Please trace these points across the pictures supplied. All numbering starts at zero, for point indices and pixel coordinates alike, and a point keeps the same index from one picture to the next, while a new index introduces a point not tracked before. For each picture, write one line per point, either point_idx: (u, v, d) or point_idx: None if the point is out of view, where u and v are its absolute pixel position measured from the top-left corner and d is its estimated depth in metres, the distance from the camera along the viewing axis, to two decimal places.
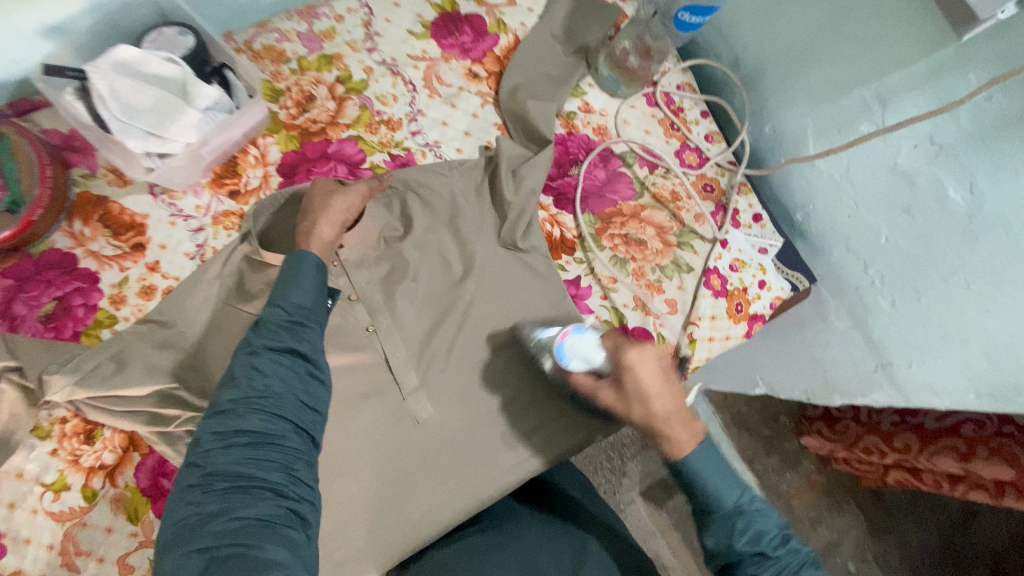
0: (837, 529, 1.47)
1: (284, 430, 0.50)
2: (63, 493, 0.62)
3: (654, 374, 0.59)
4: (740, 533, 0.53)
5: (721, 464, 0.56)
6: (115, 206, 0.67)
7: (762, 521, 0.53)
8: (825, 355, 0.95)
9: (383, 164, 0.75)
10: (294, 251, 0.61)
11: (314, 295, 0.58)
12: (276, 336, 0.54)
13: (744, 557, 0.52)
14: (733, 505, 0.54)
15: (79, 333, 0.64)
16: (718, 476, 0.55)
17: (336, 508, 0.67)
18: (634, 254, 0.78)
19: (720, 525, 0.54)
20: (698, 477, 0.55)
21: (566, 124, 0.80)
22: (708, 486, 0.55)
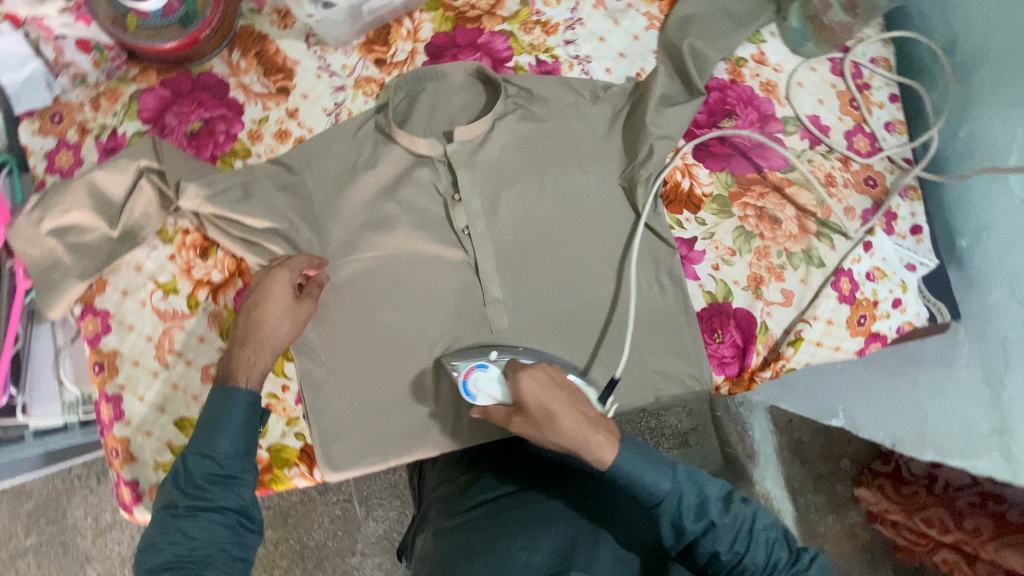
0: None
1: (211, 551, 0.53)
2: (171, 295, 0.68)
3: (553, 394, 0.54)
4: (687, 510, 0.53)
5: (648, 451, 0.54)
6: (272, 47, 0.70)
7: (704, 488, 0.55)
8: (932, 403, 0.82)
9: (527, 67, 0.71)
10: (219, 386, 0.58)
11: (243, 441, 0.57)
12: (198, 495, 0.54)
13: (699, 536, 0.53)
14: (671, 486, 0.53)
15: (215, 157, 0.68)
16: (652, 462, 0.54)
17: (393, 388, 0.68)
18: (763, 231, 0.72)
19: (665, 510, 0.53)
20: (635, 476, 0.53)
21: (731, 70, 0.73)
22: (643, 482, 0.53)
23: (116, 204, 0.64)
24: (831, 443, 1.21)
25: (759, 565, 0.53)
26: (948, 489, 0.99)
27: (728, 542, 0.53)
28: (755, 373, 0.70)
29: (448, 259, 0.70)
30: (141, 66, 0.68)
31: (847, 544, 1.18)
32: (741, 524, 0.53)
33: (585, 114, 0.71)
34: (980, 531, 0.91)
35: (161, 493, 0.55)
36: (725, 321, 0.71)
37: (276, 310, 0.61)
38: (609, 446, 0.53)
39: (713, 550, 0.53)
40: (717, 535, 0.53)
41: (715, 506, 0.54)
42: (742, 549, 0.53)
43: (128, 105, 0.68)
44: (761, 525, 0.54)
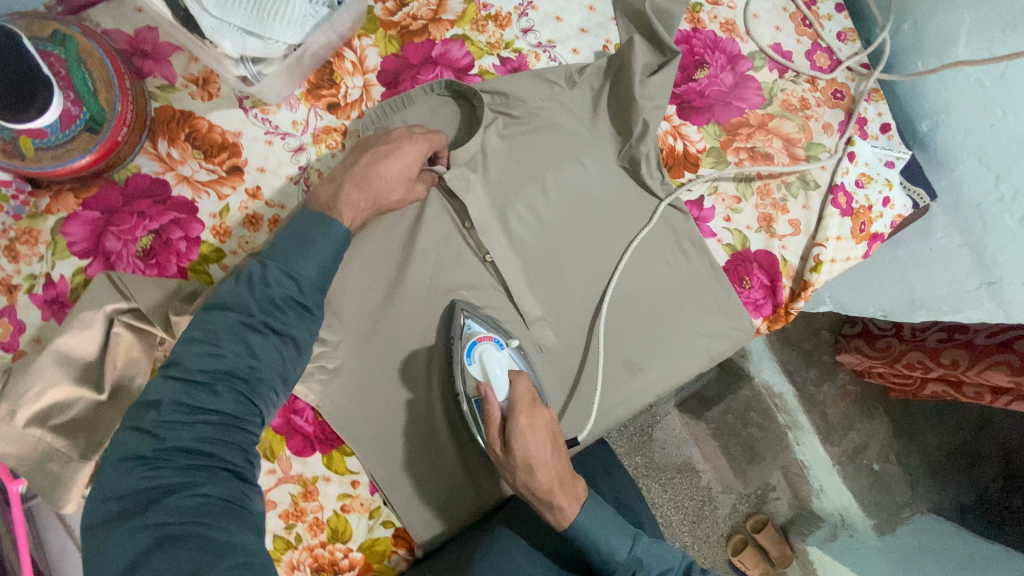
0: (866, 432, 1.26)
1: (251, 413, 0.45)
2: None
3: (542, 448, 0.54)
4: (642, 574, 0.56)
5: (611, 522, 0.56)
6: (203, 124, 0.59)
7: (664, 555, 0.58)
8: (918, 272, 0.88)
9: (492, 69, 0.65)
10: (313, 211, 0.50)
11: (325, 274, 0.50)
12: (270, 304, 0.46)
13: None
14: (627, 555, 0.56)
15: (184, 270, 0.58)
16: (617, 531, 0.56)
17: (465, 445, 0.64)
18: (759, 170, 0.73)
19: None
20: (594, 541, 0.55)
21: (690, 19, 0.71)
22: (601, 551, 0.55)
23: (95, 363, 0.54)
24: (811, 320, 1.25)
25: None
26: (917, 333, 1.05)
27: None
28: (789, 306, 0.73)
29: (473, 293, 0.66)
30: (53, 192, 0.57)
31: (844, 404, 1.26)
32: None
33: (566, 102, 0.67)
34: (958, 362, 0.97)
35: (227, 289, 0.46)
36: (749, 266, 0.73)
37: (396, 175, 0.56)
38: (572, 507, 0.55)
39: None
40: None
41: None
42: None
43: (53, 242, 0.57)
44: None
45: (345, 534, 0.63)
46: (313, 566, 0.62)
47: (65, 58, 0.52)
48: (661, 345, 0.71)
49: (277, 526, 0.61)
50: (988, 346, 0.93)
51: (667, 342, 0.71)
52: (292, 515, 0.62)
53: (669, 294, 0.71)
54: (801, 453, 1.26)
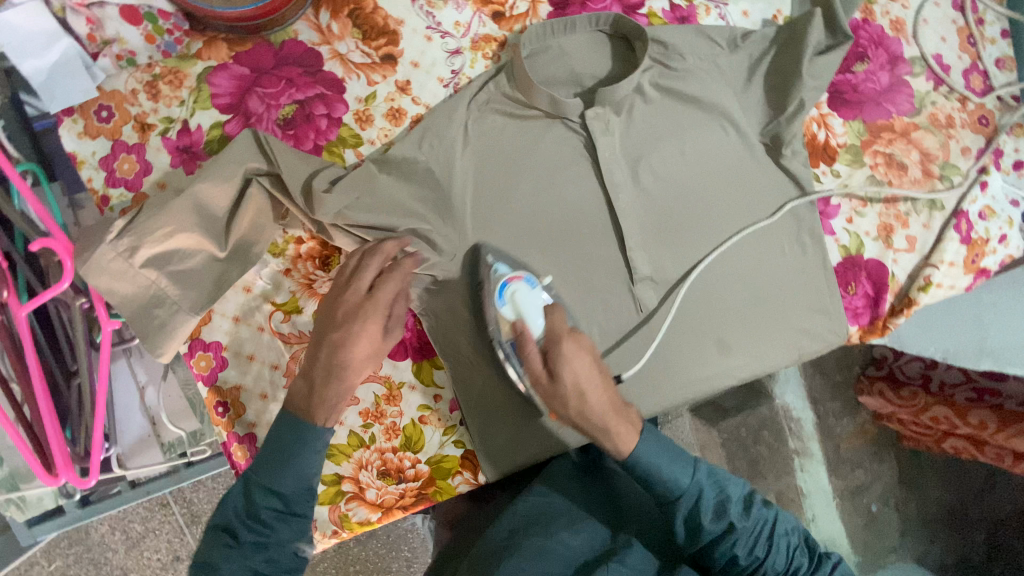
0: (872, 472, 1.23)
1: None
2: (293, 316, 0.59)
3: (590, 371, 0.53)
4: (704, 509, 0.52)
5: (670, 447, 0.54)
6: (369, 5, 0.57)
7: (729, 490, 0.54)
8: (997, 322, 0.85)
9: (660, 14, 0.63)
10: (294, 415, 0.50)
11: (312, 477, 0.49)
12: (260, 527, 0.47)
13: (717, 539, 0.52)
14: (689, 482, 0.52)
15: (320, 148, 0.57)
16: (670, 456, 0.53)
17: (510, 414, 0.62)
18: (891, 178, 0.71)
19: (685, 510, 0.52)
20: (652, 471, 0.52)
21: (862, 9, 0.68)
22: (661, 476, 0.52)
23: (221, 220, 0.53)
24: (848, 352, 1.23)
25: (777, 570, 0.52)
26: (943, 387, 1.05)
27: (747, 546, 0.52)
28: (886, 321, 0.72)
29: (586, 235, 0.64)
30: (207, 38, 0.55)
31: (861, 442, 1.24)
32: (761, 529, 0.53)
33: (723, 65, 0.65)
34: (987, 424, 0.96)
35: (224, 507, 0.48)
36: (858, 272, 0.72)
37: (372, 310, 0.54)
38: (628, 433, 0.53)
39: (733, 551, 0.52)
40: (744, 541, 0.52)
41: (742, 514, 0.53)
42: (754, 556, 0.52)
43: (197, 89, 0.55)
44: (780, 532, 0.54)
45: (418, 444, 0.62)
46: (380, 469, 0.62)
47: None
48: (755, 332, 0.70)
49: (354, 423, 0.61)
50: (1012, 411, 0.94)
51: (761, 331, 0.70)
52: (369, 416, 0.61)
53: (776, 286, 0.70)
54: (802, 480, 1.18)
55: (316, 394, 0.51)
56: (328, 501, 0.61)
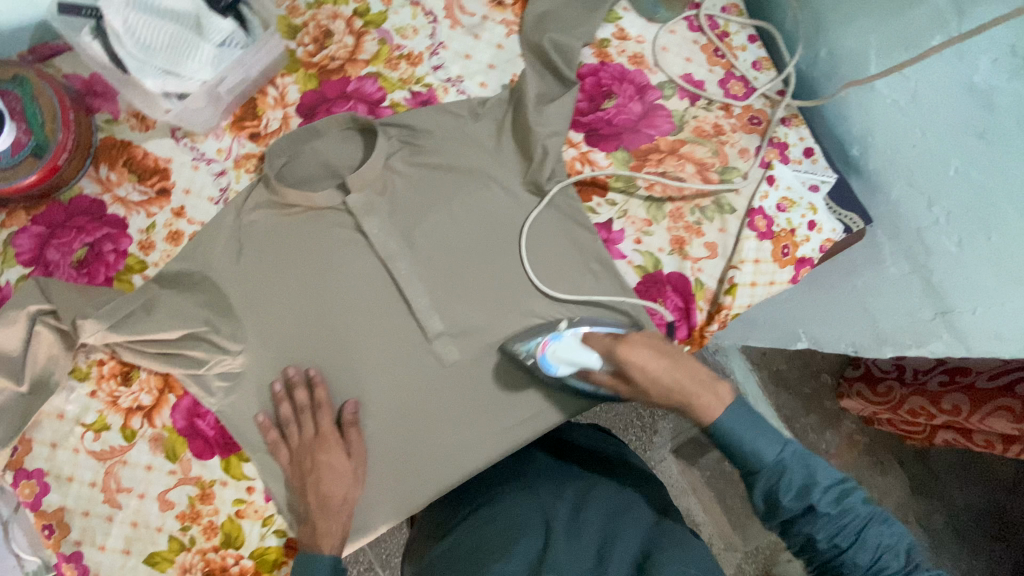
0: (877, 485, 1.30)
1: None
2: (103, 433, 0.65)
3: (652, 360, 0.65)
4: (785, 488, 0.58)
5: (760, 423, 0.61)
6: (138, 152, 0.67)
7: (805, 474, 0.58)
8: (879, 304, 0.87)
9: (404, 101, 0.71)
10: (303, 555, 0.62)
11: None
12: None
13: (795, 516, 0.58)
14: (773, 459, 0.59)
15: (111, 279, 0.65)
16: (757, 434, 0.60)
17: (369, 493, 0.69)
18: (670, 195, 0.74)
19: (765, 482, 0.59)
20: (739, 442, 0.61)
21: (598, 53, 0.74)
22: (745, 449, 0.60)
23: (15, 358, 0.61)
24: (808, 362, 1.32)
25: (858, 566, 0.55)
26: (917, 375, 1.04)
27: (828, 532, 0.56)
28: (703, 330, 0.73)
29: (374, 307, 0.68)
30: (8, 209, 0.65)
31: (852, 455, 1.31)
32: (852, 522, 0.56)
33: (471, 131, 0.71)
34: (960, 409, 0.96)
35: None
36: (662, 288, 0.73)
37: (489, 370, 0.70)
38: (712, 405, 0.63)
39: (807, 533, 0.57)
40: (821, 526, 0.56)
41: (859, 519, 0.56)
42: (835, 547, 0.55)
43: (3, 252, 0.65)
44: (871, 531, 0.55)
45: (238, 540, 0.65)
46: (203, 571, 0.64)
47: (19, 96, 0.61)
48: None
49: (173, 527, 0.64)
50: (990, 389, 0.91)
51: None
52: (186, 518, 0.65)
53: (579, 317, 0.72)
54: None
55: (317, 529, 0.63)
56: None
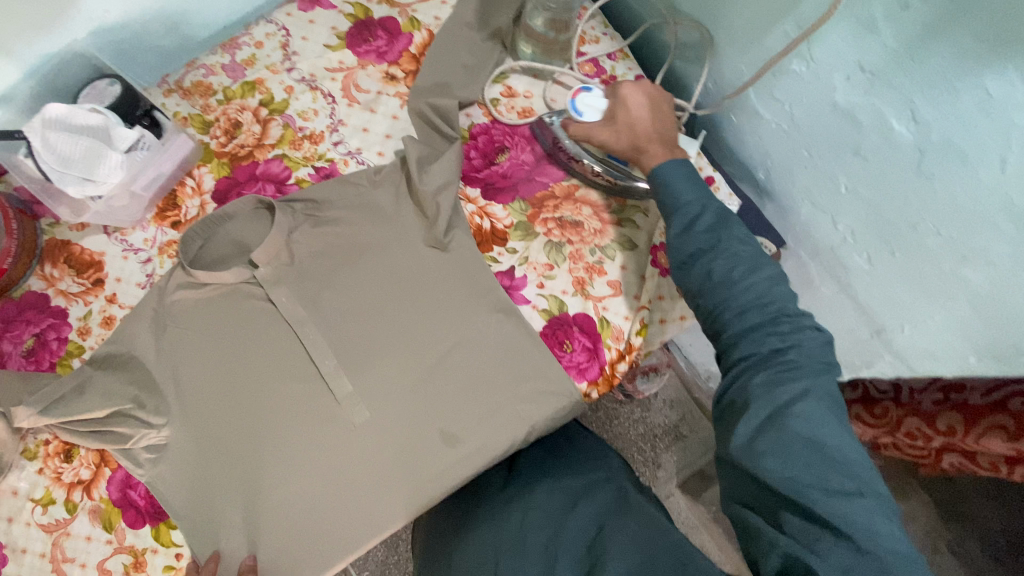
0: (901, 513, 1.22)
1: None
2: (50, 507, 0.70)
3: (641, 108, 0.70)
4: (698, 225, 0.62)
5: (689, 177, 0.65)
6: (76, 248, 0.75)
7: (715, 218, 0.62)
8: (821, 325, 0.82)
9: (308, 177, 0.77)
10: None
11: None
12: None
13: (699, 254, 0.61)
14: (689, 198, 0.63)
15: (54, 364, 0.72)
16: (685, 184, 0.64)
17: (302, 539, 0.68)
18: (569, 237, 0.75)
19: (680, 222, 0.63)
20: (664, 188, 0.64)
21: (489, 112, 0.79)
22: (671, 190, 0.64)
23: None
24: None
25: (748, 298, 0.58)
26: (912, 393, 0.70)
27: (726, 266, 0.59)
28: (611, 370, 0.73)
29: (284, 372, 0.72)
30: None
31: None
32: (747, 258, 0.59)
33: (370, 197, 0.75)
34: (956, 429, 0.63)
35: None
36: (569, 329, 0.73)
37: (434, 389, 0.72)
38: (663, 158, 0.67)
39: (710, 266, 0.60)
40: (721, 277, 0.59)
41: (757, 291, 0.58)
42: (731, 277, 0.59)
43: None
44: (767, 271, 0.59)
45: None
46: None
47: None
48: (479, 415, 0.71)
49: None
50: (982, 406, 0.60)
51: (486, 412, 0.72)
52: None
53: (486, 366, 0.72)
54: None
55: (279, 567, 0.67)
56: None
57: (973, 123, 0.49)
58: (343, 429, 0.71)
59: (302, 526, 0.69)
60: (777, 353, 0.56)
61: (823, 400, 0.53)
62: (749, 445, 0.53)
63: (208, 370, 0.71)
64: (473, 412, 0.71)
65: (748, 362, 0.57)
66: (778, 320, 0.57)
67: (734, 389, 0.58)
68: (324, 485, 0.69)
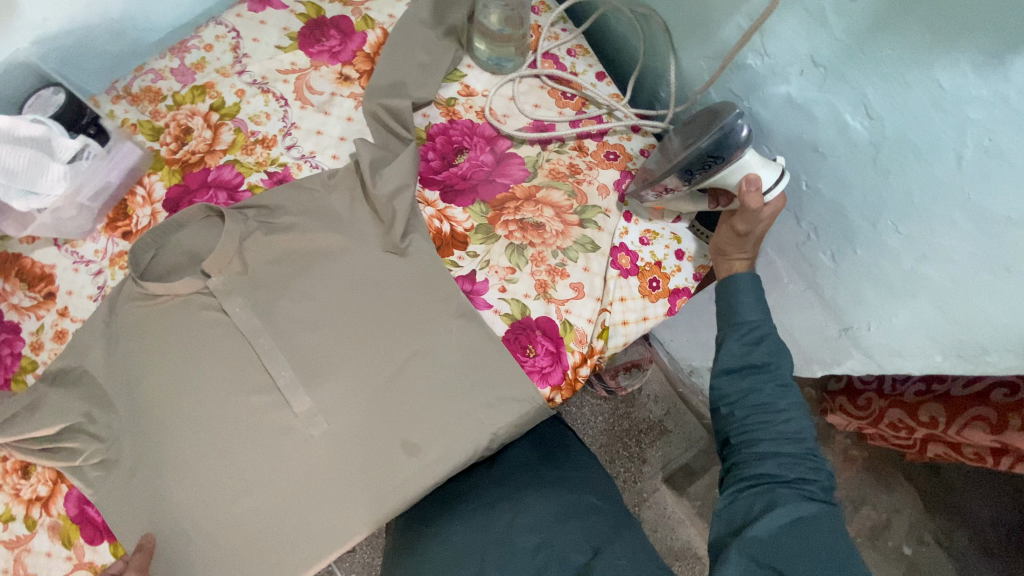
0: (885, 506, 1.21)
1: None
2: (6, 525, 0.69)
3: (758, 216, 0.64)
4: (760, 343, 0.65)
5: (757, 290, 0.67)
6: (27, 261, 0.73)
7: (773, 341, 0.65)
8: (791, 323, 0.81)
9: (262, 183, 0.75)
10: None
11: None
12: None
13: (753, 369, 0.65)
14: (755, 318, 0.65)
15: (7, 380, 0.71)
16: (754, 299, 0.66)
17: (263, 552, 0.68)
18: (531, 240, 0.73)
19: (743, 333, 0.65)
20: (734, 294, 0.67)
21: (445, 112, 0.77)
22: (739, 300, 0.66)
23: None
24: None
25: (788, 430, 0.62)
26: (894, 385, 0.82)
27: (772, 391, 0.63)
28: (574, 375, 0.72)
29: (237, 384, 0.70)
30: None
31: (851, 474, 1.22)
32: (792, 398, 0.63)
33: (325, 203, 0.74)
34: (937, 422, 0.76)
35: None
36: (532, 334, 0.72)
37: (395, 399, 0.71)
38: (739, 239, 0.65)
39: (760, 385, 0.64)
40: (767, 398, 0.63)
41: (796, 424, 0.63)
42: (778, 403, 0.63)
43: None
44: (803, 410, 0.63)
45: None
46: None
47: None
48: (441, 423, 0.70)
49: None
50: (960, 398, 0.73)
51: (447, 420, 0.70)
52: None
53: (446, 374, 0.71)
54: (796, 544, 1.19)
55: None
56: None
57: (928, 119, 0.48)
58: (301, 440, 0.69)
59: (262, 539, 0.68)
60: (804, 480, 0.61)
61: (840, 531, 0.59)
62: (774, 547, 0.57)
63: (157, 384, 0.69)
64: (434, 420, 0.70)
65: (775, 478, 0.61)
66: (808, 454, 0.62)
67: (756, 496, 0.60)
68: (284, 498, 0.68)
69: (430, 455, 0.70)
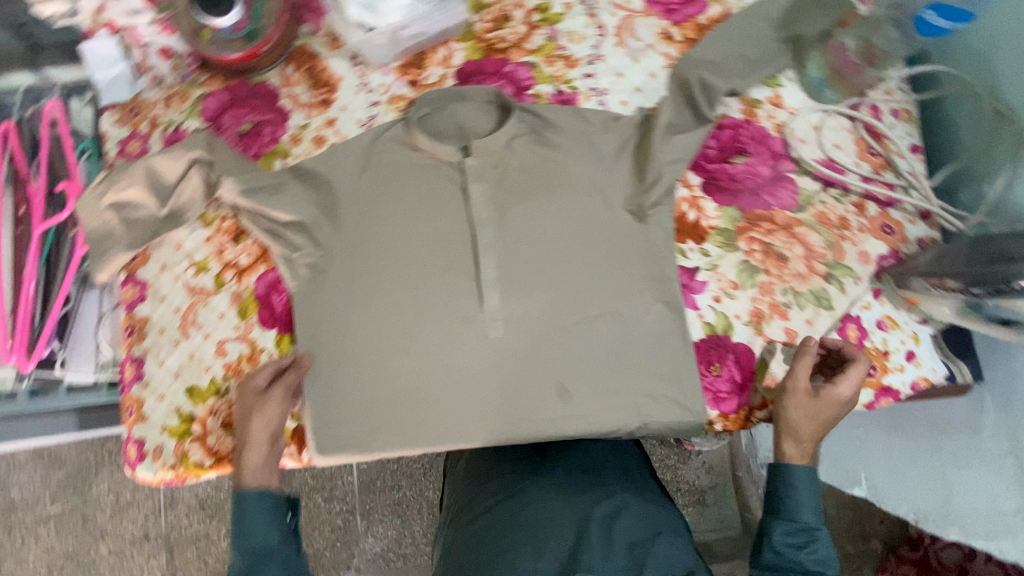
0: None
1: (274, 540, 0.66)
2: (201, 273, 0.75)
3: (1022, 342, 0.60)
4: (809, 549, 0.62)
5: (810, 502, 0.64)
6: (320, 64, 0.78)
7: (824, 547, 0.62)
8: (962, 475, 0.80)
9: (547, 95, 0.76)
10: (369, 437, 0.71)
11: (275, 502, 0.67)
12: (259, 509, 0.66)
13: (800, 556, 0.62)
14: (809, 524, 0.63)
15: (259, 155, 0.76)
16: (811, 499, 0.64)
17: (395, 411, 0.71)
18: (768, 267, 0.72)
19: (794, 535, 0.63)
20: (791, 489, 0.64)
21: (746, 111, 0.75)
22: (796, 501, 0.64)
23: (168, 187, 0.73)
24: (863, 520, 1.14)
25: None
26: None
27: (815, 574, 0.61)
28: (750, 413, 0.70)
29: (446, 259, 0.73)
30: (212, 74, 0.79)
31: None
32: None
33: (596, 140, 0.74)
34: None
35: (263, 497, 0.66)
36: (724, 353, 0.71)
37: (569, 345, 0.71)
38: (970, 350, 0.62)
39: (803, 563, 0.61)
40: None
41: None
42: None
43: (193, 104, 0.78)
44: None
45: None
46: (223, 419, 0.73)
47: None
48: (599, 388, 0.70)
49: (217, 372, 0.73)
50: None
51: (607, 388, 0.70)
52: (230, 369, 0.73)
53: (626, 347, 0.71)
54: None
55: (360, 423, 0.70)
56: (176, 435, 0.72)
57: None
58: (474, 336, 0.71)
59: (401, 401, 0.71)
60: None
61: None
62: None
63: (381, 223, 0.73)
64: (595, 381, 0.71)
65: None
66: None
67: None
68: (438, 376, 0.71)
69: (576, 410, 0.70)
